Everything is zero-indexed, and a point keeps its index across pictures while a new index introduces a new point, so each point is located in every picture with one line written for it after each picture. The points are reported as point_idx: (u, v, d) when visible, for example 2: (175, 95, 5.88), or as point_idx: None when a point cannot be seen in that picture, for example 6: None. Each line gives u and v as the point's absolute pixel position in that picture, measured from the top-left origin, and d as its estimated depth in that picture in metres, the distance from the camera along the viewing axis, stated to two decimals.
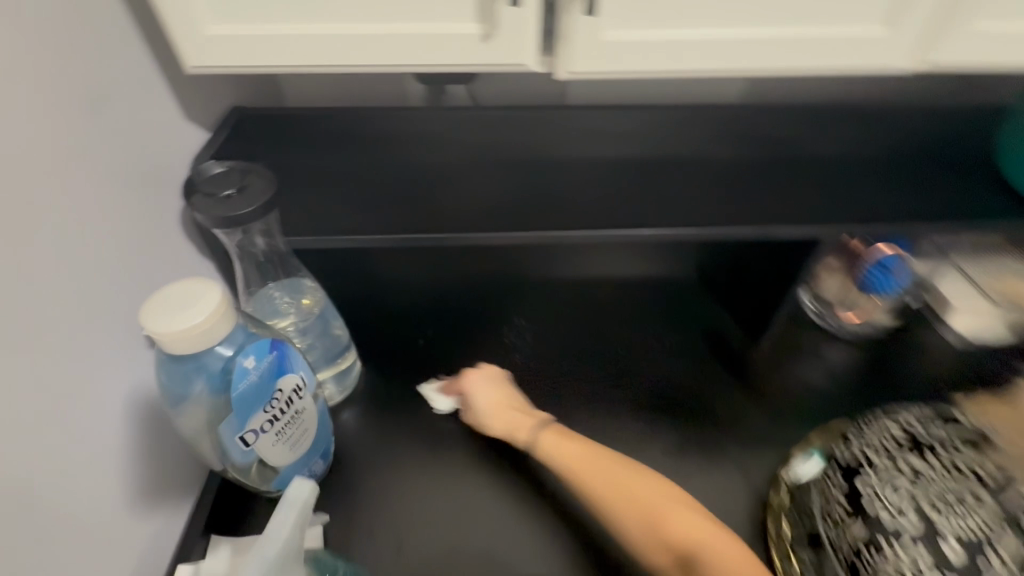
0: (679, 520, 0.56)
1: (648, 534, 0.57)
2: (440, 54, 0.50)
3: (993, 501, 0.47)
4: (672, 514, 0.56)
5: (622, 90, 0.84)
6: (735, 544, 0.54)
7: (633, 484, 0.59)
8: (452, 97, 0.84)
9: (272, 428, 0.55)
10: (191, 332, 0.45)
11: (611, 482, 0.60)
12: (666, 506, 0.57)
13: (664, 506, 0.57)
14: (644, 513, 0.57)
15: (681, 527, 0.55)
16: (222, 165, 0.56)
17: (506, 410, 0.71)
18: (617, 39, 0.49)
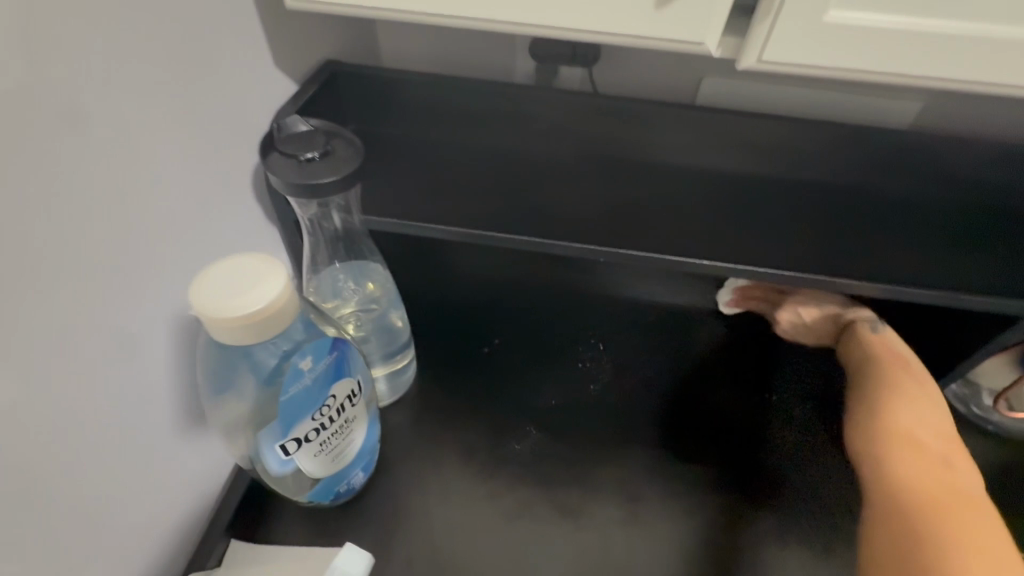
0: (910, 464, 0.51)
1: (908, 479, 0.49)
2: (594, 16, 0.38)
3: None
4: (916, 470, 0.50)
5: (768, 96, 0.71)
6: (931, 491, 0.48)
7: (915, 431, 0.55)
8: (567, 78, 0.73)
9: (317, 437, 0.47)
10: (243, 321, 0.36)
11: (943, 433, 0.55)
12: (944, 480, 0.49)
13: (899, 455, 0.52)
14: (914, 449, 0.52)
15: (910, 472, 0.50)
16: (307, 123, 0.47)
17: (872, 347, 0.66)
18: (847, 24, 0.35)
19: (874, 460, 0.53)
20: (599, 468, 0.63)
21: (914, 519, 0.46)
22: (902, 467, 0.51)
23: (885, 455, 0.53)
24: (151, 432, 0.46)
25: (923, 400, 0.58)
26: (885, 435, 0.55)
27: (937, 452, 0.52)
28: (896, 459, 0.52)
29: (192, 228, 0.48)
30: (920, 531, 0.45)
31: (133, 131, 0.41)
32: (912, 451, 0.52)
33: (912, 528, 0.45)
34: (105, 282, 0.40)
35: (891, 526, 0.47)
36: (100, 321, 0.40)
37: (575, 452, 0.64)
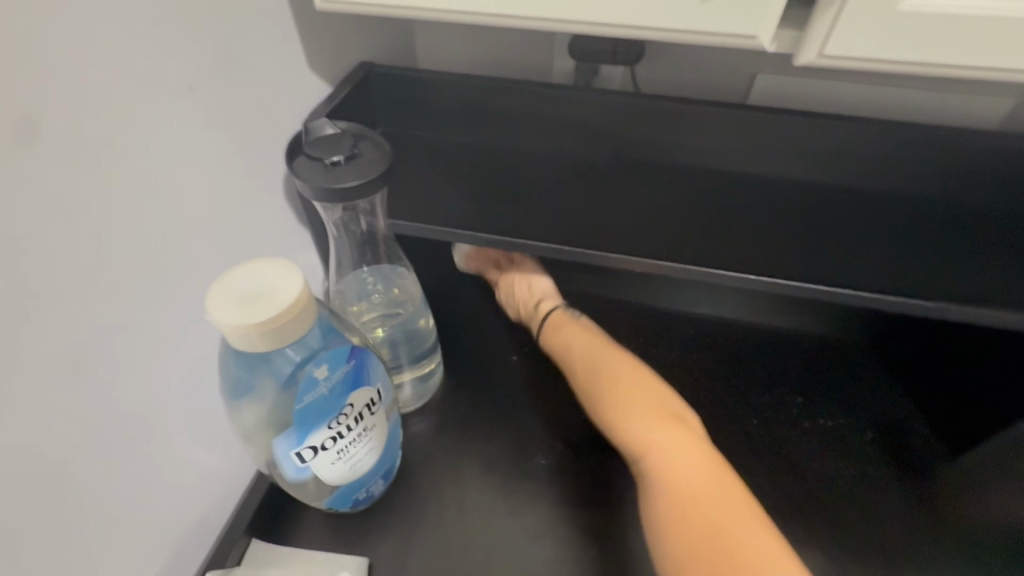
0: (657, 432, 0.51)
1: (682, 474, 0.47)
2: (631, 8, 0.35)
3: None
4: (681, 453, 0.49)
5: (828, 95, 0.65)
6: (670, 496, 0.47)
7: (648, 419, 0.52)
8: (607, 78, 0.70)
9: (334, 445, 0.46)
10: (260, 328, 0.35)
11: (637, 392, 0.54)
12: (665, 440, 0.50)
13: (658, 435, 0.50)
14: (676, 426, 0.51)
15: (693, 474, 0.47)
16: (335, 125, 0.46)
17: (560, 326, 0.64)
18: (925, 13, 0.31)
19: (613, 427, 0.53)
20: (628, 489, 0.59)
21: (696, 520, 0.45)
22: (657, 457, 0.49)
23: (664, 443, 0.50)
24: (177, 430, 0.46)
25: (613, 377, 0.56)
26: (626, 413, 0.53)
27: (665, 427, 0.51)
28: (634, 433, 0.51)
29: (221, 229, 0.48)
30: (697, 517, 0.45)
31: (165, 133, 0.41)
32: (650, 414, 0.52)
33: (682, 519, 0.45)
34: (132, 283, 0.40)
35: (669, 516, 0.46)
36: (127, 321, 0.40)
37: (605, 471, 0.61)
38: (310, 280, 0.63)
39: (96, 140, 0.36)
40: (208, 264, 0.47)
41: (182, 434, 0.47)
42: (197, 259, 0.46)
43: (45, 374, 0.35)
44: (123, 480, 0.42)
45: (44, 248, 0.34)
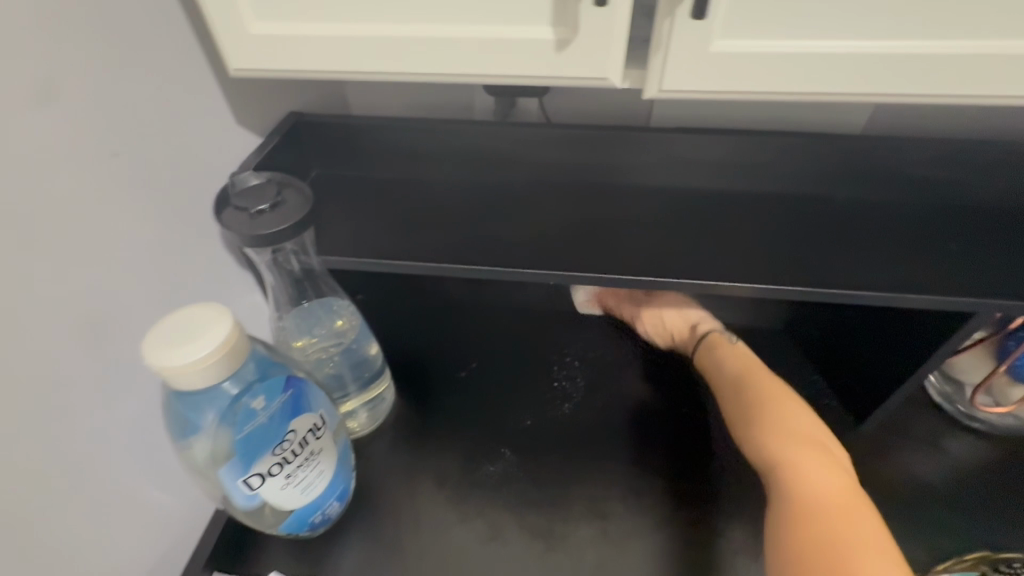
0: (804, 450, 0.55)
1: (816, 484, 0.52)
2: (499, 60, 0.41)
3: None
4: (814, 475, 0.52)
5: (716, 113, 0.72)
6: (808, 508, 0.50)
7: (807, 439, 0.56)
8: (522, 111, 0.76)
9: (281, 471, 0.49)
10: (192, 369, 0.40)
11: (795, 418, 0.58)
12: (821, 461, 0.54)
13: (808, 454, 0.54)
14: (820, 456, 0.54)
15: (825, 496, 0.51)
16: (259, 176, 0.51)
17: (720, 353, 0.69)
18: (730, 52, 0.38)
19: (758, 441, 0.57)
20: (571, 485, 0.64)
21: (819, 530, 0.48)
22: (808, 473, 0.53)
23: (793, 460, 0.54)
24: (128, 473, 0.49)
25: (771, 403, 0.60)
26: (779, 428, 0.57)
27: (813, 451, 0.55)
28: (766, 444, 0.56)
29: (159, 279, 0.52)
30: (815, 530, 0.48)
31: (96, 197, 0.45)
32: (806, 441, 0.56)
33: (813, 528, 0.48)
34: (74, 336, 0.43)
35: (788, 520, 0.50)
36: (69, 373, 0.43)
37: (549, 471, 0.65)
38: (257, 320, 0.67)
39: (26, 210, 0.39)
40: (146, 314, 0.50)
41: (134, 476, 0.49)
42: (135, 309, 0.49)
43: None
44: (77, 525, 0.45)
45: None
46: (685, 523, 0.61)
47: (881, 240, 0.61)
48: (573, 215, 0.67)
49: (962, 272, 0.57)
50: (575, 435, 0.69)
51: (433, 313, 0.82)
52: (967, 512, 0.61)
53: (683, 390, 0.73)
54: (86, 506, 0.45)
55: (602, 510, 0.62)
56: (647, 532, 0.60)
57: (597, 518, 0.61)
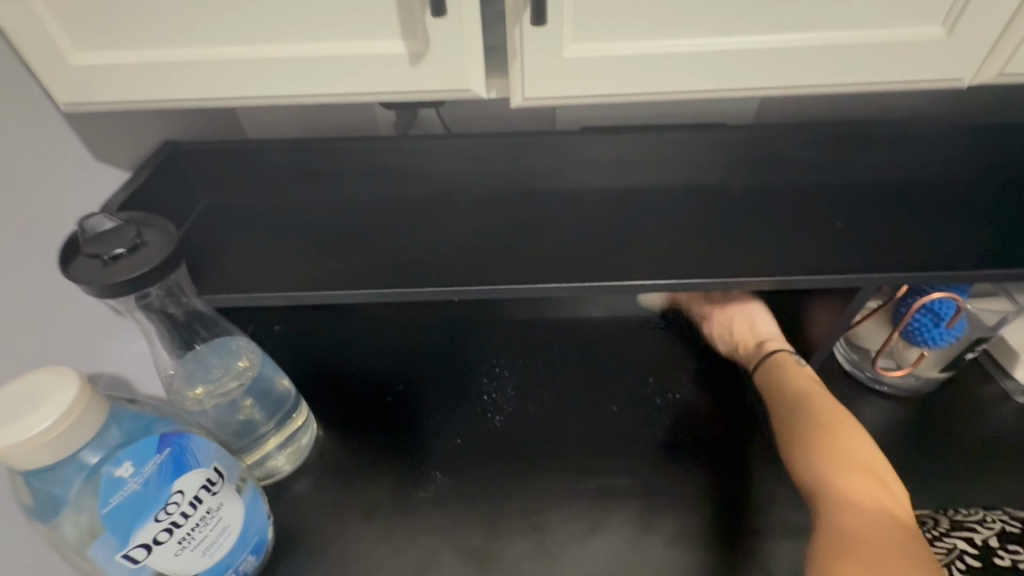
0: (853, 476, 0.53)
1: (860, 512, 0.50)
2: (357, 78, 0.39)
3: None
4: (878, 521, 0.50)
5: (621, 110, 0.73)
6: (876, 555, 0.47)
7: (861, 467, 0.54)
8: (424, 123, 0.74)
9: (172, 536, 0.45)
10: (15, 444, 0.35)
11: (855, 444, 0.56)
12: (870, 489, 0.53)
13: (857, 480, 0.53)
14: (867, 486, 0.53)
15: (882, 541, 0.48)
16: (115, 218, 0.46)
17: (790, 371, 0.65)
18: (586, 57, 0.37)
19: (807, 457, 0.56)
20: (505, 499, 0.63)
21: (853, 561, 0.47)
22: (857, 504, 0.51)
23: (847, 488, 0.52)
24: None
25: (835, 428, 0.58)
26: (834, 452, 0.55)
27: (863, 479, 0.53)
28: (833, 475, 0.53)
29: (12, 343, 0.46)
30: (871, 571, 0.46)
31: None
32: (858, 468, 0.54)
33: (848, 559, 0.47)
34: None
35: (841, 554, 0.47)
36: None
37: (481, 488, 0.64)
38: (149, 368, 0.62)
39: None
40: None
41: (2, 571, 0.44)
42: None
43: None
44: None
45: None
46: (618, 523, 0.61)
47: (775, 224, 0.63)
48: (480, 225, 0.65)
49: (849, 249, 0.60)
50: (507, 446, 0.67)
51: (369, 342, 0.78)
52: None
53: (611, 387, 0.73)
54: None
55: (537, 521, 0.61)
56: (583, 537, 0.60)
57: (533, 530, 0.60)
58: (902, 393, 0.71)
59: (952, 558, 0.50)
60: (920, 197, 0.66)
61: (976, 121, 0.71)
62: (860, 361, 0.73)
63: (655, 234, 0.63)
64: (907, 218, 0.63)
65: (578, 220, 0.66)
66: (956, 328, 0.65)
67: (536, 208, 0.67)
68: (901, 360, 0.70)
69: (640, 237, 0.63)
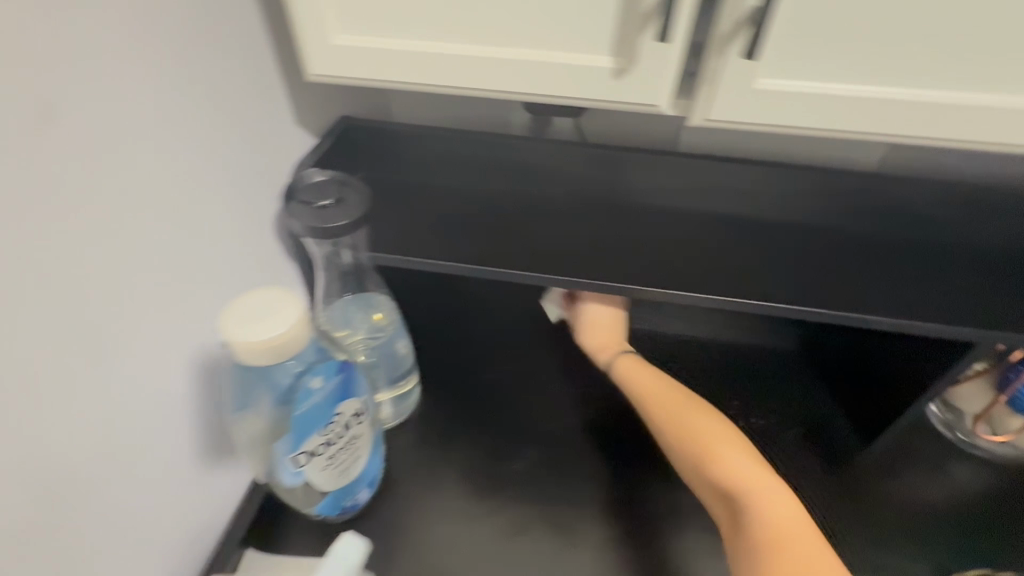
0: (741, 460, 0.55)
1: (761, 493, 0.52)
2: (564, 84, 0.45)
3: None
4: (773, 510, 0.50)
5: (739, 141, 0.78)
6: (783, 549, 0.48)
7: (716, 439, 0.57)
8: (556, 129, 0.81)
9: (326, 451, 0.52)
10: (252, 358, 0.43)
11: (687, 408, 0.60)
12: (717, 450, 0.56)
13: (720, 450, 0.56)
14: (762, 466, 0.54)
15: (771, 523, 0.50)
16: (324, 174, 0.55)
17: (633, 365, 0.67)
18: (773, 90, 0.42)
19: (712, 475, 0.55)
20: (590, 485, 0.67)
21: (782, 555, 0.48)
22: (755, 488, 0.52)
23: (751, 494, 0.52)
24: (186, 456, 0.53)
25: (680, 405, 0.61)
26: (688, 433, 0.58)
27: (745, 456, 0.55)
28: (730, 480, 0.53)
29: (195, 271, 0.52)
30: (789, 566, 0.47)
31: (178, 194, 0.49)
32: (729, 451, 0.55)
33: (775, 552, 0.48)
34: (128, 347, 0.45)
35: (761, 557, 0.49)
36: (130, 376, 0.46)
37: (568, 471, 0.68)
38: None
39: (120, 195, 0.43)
40: (202, 290, 0.53)
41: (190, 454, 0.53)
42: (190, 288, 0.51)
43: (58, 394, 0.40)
44: (155, 515, 0.50)
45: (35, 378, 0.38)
46: (698, 527, 0.64)
47: (889, 270, 0.66)
48: (600, 229, 0.71)
49: (966, 304, 0.61)
50: (593, 440, 0.71)
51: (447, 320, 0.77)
52: (965, 532, 0.64)
53: None
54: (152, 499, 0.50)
55: (618, 509, 0.65)
56: (663, 535, 0.63)
57: (616, 518, 0.64)
58: (994, 458, 0.71)
59: None
60: None
61: None
62: (952, 422, 0.73)
63: (768, 262, 0.67)
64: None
65: (693, 238, 0.70)
66: None
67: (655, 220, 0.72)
68: (998, 426, 0.70)
69: (754, 262, 0.67)
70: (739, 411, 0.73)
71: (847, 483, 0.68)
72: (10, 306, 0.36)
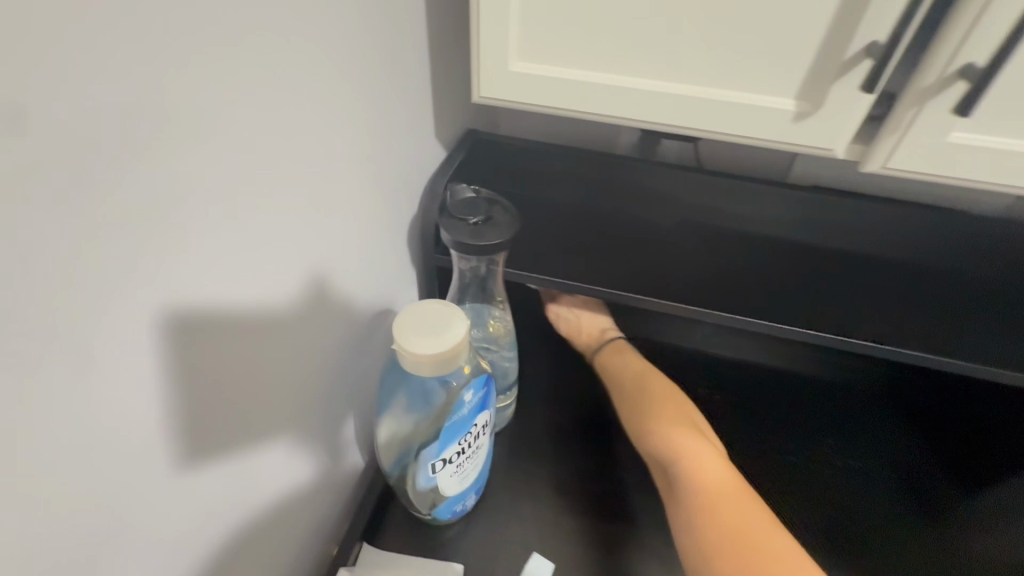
0: (709, 470, 0.53)
1: (703, 483, 0.53)
2: (739, 122, 0.45)
3: None
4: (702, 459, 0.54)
5: (858, 178, 0.76)
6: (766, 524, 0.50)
7: (690, 435, 0.57)
8: (664, 152, 0.81)
9: (457, 459, 0.54)
10: (412, 370, 0.45)
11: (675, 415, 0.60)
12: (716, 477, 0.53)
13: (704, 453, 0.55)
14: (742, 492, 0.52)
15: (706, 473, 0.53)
16: (474, 192, 0.57)
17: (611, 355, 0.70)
18: (965, 144, 0.41)
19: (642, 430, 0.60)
20: None
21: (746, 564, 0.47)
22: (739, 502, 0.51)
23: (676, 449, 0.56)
24: (324, 438, 0.53)
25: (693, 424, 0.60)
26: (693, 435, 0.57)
27: (715, 463, 0.54)
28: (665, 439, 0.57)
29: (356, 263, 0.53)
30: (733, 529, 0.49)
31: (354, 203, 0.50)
32: (677, 419, 0.59)
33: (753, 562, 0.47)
34: (305, 322, 0.46)
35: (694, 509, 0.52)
36: (302, 351, 0.46)
37: None
38: None
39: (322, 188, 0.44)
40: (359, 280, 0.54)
41: (317, 436, 0.52)
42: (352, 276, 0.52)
43: (252, 359, 0.40)
44: (292, 494, 0.50)
45: (135, 399, 0.31)
46: None
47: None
48: (715, 257, 0.70)
49: None
50: None
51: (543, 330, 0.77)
52: None
53: None
54: (284, 484, 0.48)
55: None
56: None
57: None
58: None
59: None
60: None
61: None
62: None
63: (894, 304, 0.65)
64: None
65: (811, 273, 0.69)
66: None
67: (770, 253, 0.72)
68: None
69: (879, 304, 0.65)
70: (835, 448, 0.68)
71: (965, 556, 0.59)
72: (238, 268, 0.36)
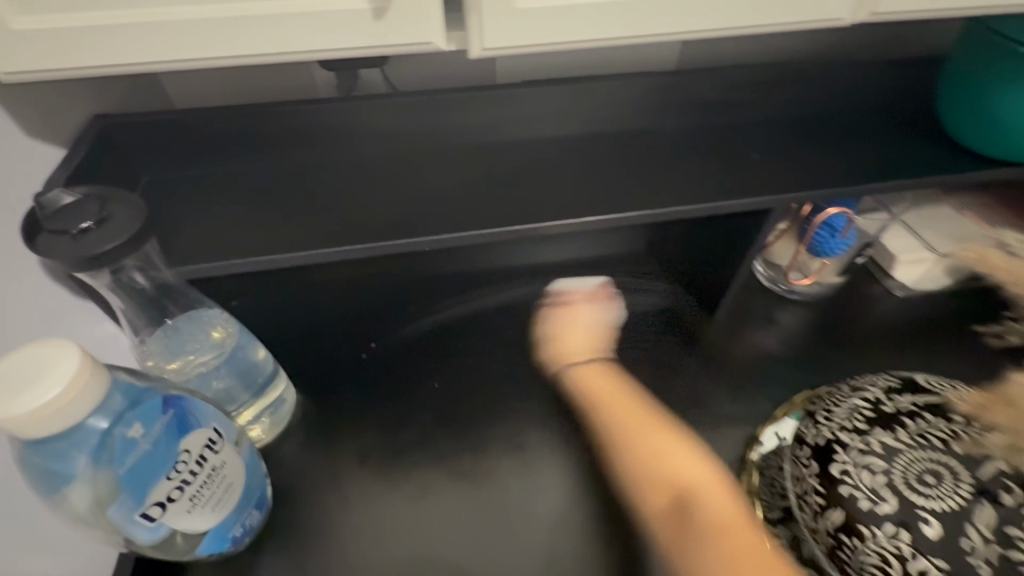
0: (674, 461, 0.55)
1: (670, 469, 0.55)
2: (323, 38, 0.42)
3: (883, 433, 0.50)
4: (646, 459, 0.57)
5: (559, 60, 0.77)
6: (697, 457, 0.55)
7: (663, 446, 0.57)
8: (366, 83, 0.74)
9: (184, 493, 0.46)
10: (40, 433, 0.38)
11: (638, 430, 0.59)
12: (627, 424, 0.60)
13: (659, 440, 0.57)
14: (671, 445, 0.57)
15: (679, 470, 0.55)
16: (72, 194, 0.46)
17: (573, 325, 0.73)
18: (537, 6, 0.41)
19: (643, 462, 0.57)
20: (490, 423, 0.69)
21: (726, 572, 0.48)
22: None
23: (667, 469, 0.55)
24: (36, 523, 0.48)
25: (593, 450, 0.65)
26: (620, 445, 0.60)
27: (662, 434, 0.58)
28: (661, 461, 0.56)
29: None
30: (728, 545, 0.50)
31: None
32: (642, 428, 0.59)
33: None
34: None
35: (702, 537, 0.51)
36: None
37: (467, 418, 0.70)
38: (115, 349, 0.62)
39: None
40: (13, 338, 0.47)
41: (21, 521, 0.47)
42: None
43: None
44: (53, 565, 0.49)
45: None
46: None
47: (698, 156, 0.72)
48: (436, 178, 0.68)
49: (757, 174, 0.70)
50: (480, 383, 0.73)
51: (324, 315, 0.77)
52: (793, 359, 0.78)
53: None
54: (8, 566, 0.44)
55: (515, 434, 0.69)
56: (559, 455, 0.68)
57: (518, 449, 0.68)
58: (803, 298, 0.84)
59: (852, 413, 0.53)
60: (815, 121, 0.77)
61: (861, 57, 0.82)
62: (773, 277, 0.85)
63: (597, 173, 0.70)
64: (804, 142, 0.74)
65: (527, 166, 0.70)
66: (847, 238, 0.77)
67: (490, 156, 0.71)
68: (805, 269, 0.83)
69: (584, 175, 0.69)
70: None
71: (689, 371, 0.76)
72: None
